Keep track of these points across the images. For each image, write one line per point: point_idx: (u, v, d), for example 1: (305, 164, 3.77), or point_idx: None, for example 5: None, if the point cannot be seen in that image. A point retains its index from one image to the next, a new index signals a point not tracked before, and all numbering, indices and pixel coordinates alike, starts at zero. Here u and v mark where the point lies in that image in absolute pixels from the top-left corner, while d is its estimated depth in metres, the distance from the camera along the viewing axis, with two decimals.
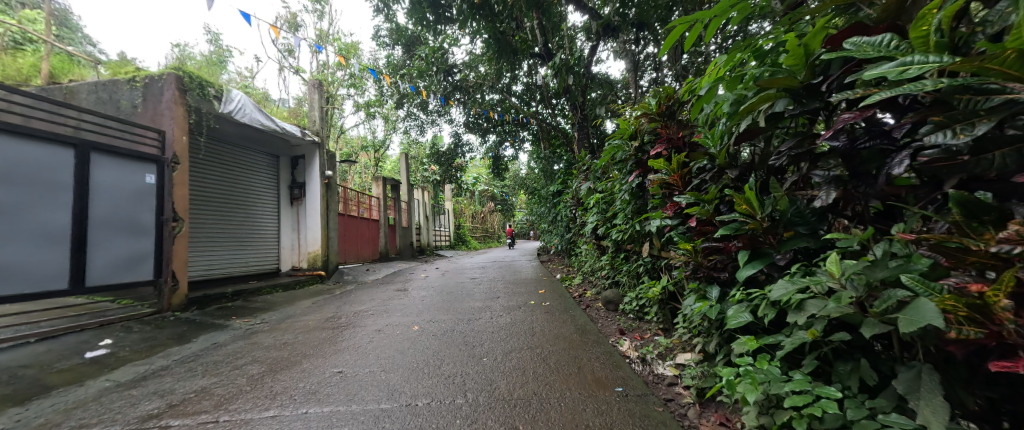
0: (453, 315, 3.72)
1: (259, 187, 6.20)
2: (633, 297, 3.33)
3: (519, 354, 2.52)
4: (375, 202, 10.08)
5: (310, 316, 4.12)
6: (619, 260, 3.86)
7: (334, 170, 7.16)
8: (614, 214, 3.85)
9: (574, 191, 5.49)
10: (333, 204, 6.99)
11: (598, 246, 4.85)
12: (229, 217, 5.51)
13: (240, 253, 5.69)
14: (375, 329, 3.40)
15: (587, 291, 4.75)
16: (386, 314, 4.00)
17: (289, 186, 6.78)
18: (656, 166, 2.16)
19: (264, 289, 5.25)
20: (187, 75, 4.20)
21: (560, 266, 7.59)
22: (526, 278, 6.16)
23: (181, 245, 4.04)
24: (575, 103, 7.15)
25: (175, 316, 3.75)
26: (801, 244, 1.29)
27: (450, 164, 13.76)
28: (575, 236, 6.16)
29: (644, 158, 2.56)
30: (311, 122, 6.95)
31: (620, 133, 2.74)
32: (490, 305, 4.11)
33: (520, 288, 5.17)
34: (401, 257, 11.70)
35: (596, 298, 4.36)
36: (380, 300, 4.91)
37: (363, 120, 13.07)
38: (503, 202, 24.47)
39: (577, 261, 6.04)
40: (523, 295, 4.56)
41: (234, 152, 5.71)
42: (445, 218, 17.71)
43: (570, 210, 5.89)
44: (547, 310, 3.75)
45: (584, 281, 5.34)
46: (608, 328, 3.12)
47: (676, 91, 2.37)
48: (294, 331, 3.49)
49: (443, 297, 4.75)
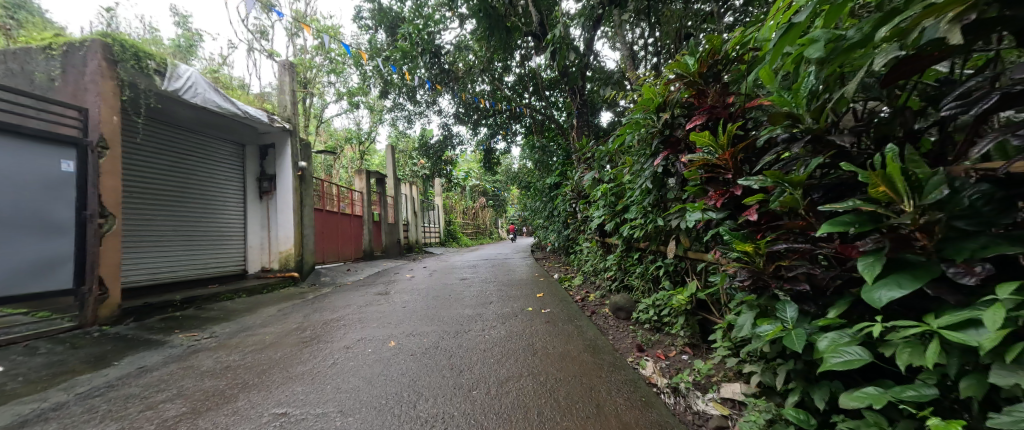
0: (438, 326, 3.17)
1: (221, 179, 5.53)
2: (649, 304, 2.84)
3: (519, 383, 1.99)
4: (358, 197, 9.43)
5: (270, 327, 3.53)
6: (629, 260, 3.38)
7: (309, 161, 6.52)
8: (625, 208, 3.34)
9: (576, 183, 4.95)
10: (308, 199, 6.41)
11: (604, 243, 4.35)
12: (181, 213, 4.83)
13: (195, 254, 5.02)
14: (343, 345, 2.83)
15: (591, 294, 4.25)
16: (360, 324, 3.43)
17: (258, 178, 6.11)
18: (699, 142, 1.68)
19: (223, 294, 4.62)
20: (118, 43, 3.52)
21: (556, 264, 7.10)
22: (521, 278, 5.64)
23: (112, 247, 3.39)
24: (573, 87, 6.60)
25: (101, 331, 3.12)
26: (987, 249, 0.79)
27: (439, 157, 13.12)
28: (575, 233, 5.65)
29: (674, 135, 2.04)
30: (280, 107, 6.23)
31: (644, 104, 2.18)
32: (481, 312, 3.57)
33: (515, 290, 4.65)
34: (387, 255, 11.07)
35: (601, 303, 3.87)
36: (357, 305, 4.34)
37: (346, 110, 12.29)
38: (494, 198, 23.95)
39: (576, 260, 5.54)
40: (519, 300, 4.05)
41: (190, 138, 5.02)
42: (435, 214, 17.08)
43: (570, 204, 5.38)
44: (548, 319, 3.24)
45: (585, 282, 4.85)
46: (623, 343, 2.63)
47: (723, 44, 1.83)
48: (246, 349, 2.90)
49: (428, 302, 4.20)
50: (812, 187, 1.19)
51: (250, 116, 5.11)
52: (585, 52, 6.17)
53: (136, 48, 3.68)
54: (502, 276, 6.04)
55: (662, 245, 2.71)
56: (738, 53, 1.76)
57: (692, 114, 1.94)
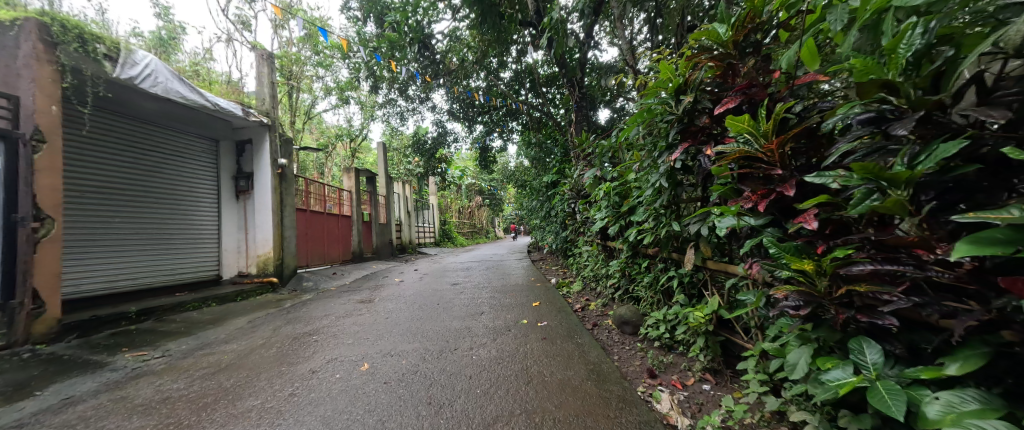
0: (421, 343, 2.81)
1: (193, 178, 5.13)
2: (659, 319, 2.50)
3: (508, 427, 1.63)
4: (347, 196, 9.02)
5: (233, 344, 3.14)
6: (635, 268, 3.04)
7: (290, 159, 6.12)
8: (632, 209, 2.99)
9: (576, 182, 4.59)
10: (289, 199, 6.04)
11: (607, 247, 3.99)
12: (144, 215, 4.44)
13: (161, 259, 4.62)
14: (308, 368, 2.45)
15: (592, 303, 3.90)
16: (334, 340, 3.06)
17: (234, 176, 5.71)
18: (735, 128, 1.32)
19: (190, 303, 4.22)
20: (58, 23, 3.13)
21: (554, 267, 6.75)
22: (516, 283, 5.29)
23: (51, 254, 2.98)
24: (572, 80, 6.23)
25: (32, 352, 2.72)
26: None
27: (433, 156, 12.73)
28: (574, 235, 5.29)
29: (697, 123, 1.68)
30: (257, 100, 5.80)
31: (659, 86, 1.82)
32: (471, 325, 3.21)
33: (510, 298, 4.29)
34: (379, 256, 10.66)
35: (603, 313, 3.51)
36: (337, 315, 3.97)
37: (336, 106, 11.86)
38: (492, 197, 23.56)
39: (575, 264, 5.18)
40: (513, 310, 3.70)
41: (154, 132, 4.62)
42: (430, 214, 16.67)
43: (569, 204, 5.02)
44: (545, 334, 2.88)
45: (585, 288, 4.50)
46: (631, 367, 2.27)
47: (766, 5, 1.46)
48: (197, 373, 2.52)
49: (414, 312, 3.84)
50: (922, 185, 0.85)
51: (222, 109, 4.71)
52: (584, 42, 5.80)
53: (80, 29, 3.27)
54: (496, 280, 5.68)
55: (677, 252, 2.36)
56: (784, 17, 1.40)
57: (721, 98, 1.59)
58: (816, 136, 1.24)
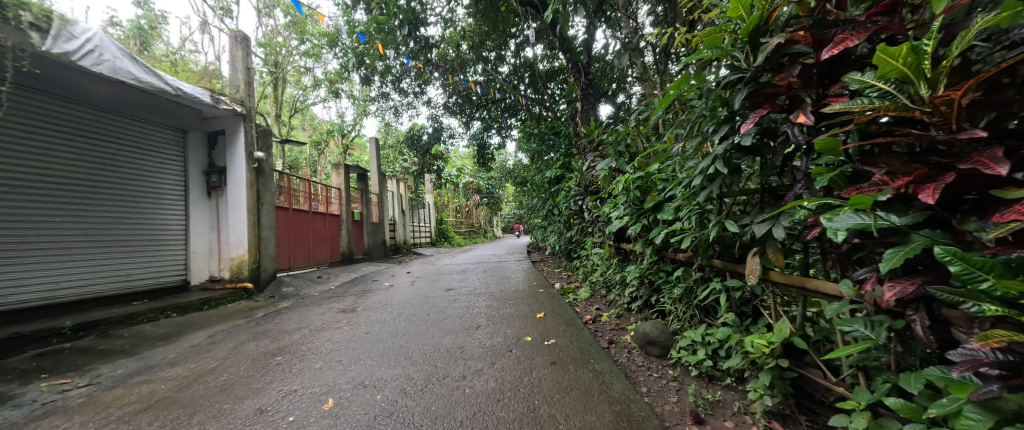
0: (403, 370, 2.29)
1: (157, 172, 4.62)
2: (697, 341, 2.04)
3: None
4: (336, 194, 8.48)
5: (180, 367, 2.63)
6: (662, 276, 2.53)
7: (268, 152, 5.58)
8: (657, 206, 2.51)
9: (585, 176, 4.10)
10: (268, 196, 5.52)
11: (621, 250, 3.50)
12: (93, 214, 3.94)
13: (113, 262, 4.09)
14: (256, 406, 1.93)
15: (604, 314, 3.42)
16: (301, 363, 2.55)
17: (205, 170, 5.19)
18: (885, 59, 0.83)
19: (144, 315, 3.69)
20: None
21: (557, 270, 6.27)
22: (517, 289, 4.81)
23: None
24: (577, 66, 5.73)
25: None
26: None
27: (429, 152, 12.27)
28: (581, 235, 4.82)
29: (777, 80, 1.19)
30: (229, 87, 5.24)
31: (716, 35, 1.34)
32: (464, 344, 2.70)
33: (510, 307, 3.80)
34: (371, 257, 10.13)
35: (619, 327, 3.03)
36: (311, 328, 3.45)
37: (328, 100, 11.34)
38: (489, 195, 23.00)
39: (583, 267, 4.70)
40: (515, 322, 3.21)
41: (105, 118, 4.09)
42: (426, 213, 16.18)
43: (575, 201, 4.53)
44: (555, 356, 2.40)
45: (594, 296, 4.03)
46: (668, 407, 1.79)
47: None
48: (117, 411, 2.00)
49: (401, 324, 3.35)
50: None
51: (183, 94, 4.18)
52: (591, 26, 5.34)
53: None
54: (495, 285, 5.20)
55: (729, 261, 1.86)
56: None
57: (823, 39, 1.09)
58: (1003, 87, 0.76)
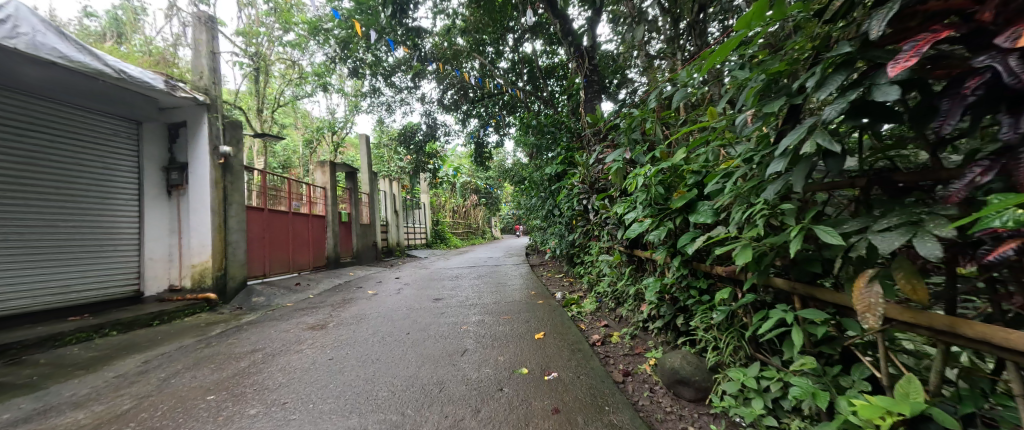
0: (357, 422, 1.74)
1: (105, 169, 4.09)
2: (751, 387, 1.50)
3: None
4: (321, 193, 7.90)
5: (83, 410, 2.07)
6: (693, 293, 1.99)
7: (237, 146, 5.02)
8: (689, 205, 1.97)
9: (591, 172, 3.55)
10: (237, 196, 4.98)
11: (634, 258, 2.95)
12: (16, 217, 3.41)
13: (41, 271, 3.54)
14: None
15: (615, 334, 2.89)
16: (233, 406, 2.00)
17: (164, 166, 4.64)
18: None
19: (71, 336, 3.16)
20: None
21: (559, 277, 5.75)
22: (514, 299, 4.26)
23: None
24: (579, 52, 5.20)
25: None
26: None
27: (423, 150, 11.72)
28: (585, 239, 4.29)
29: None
30: (192, 73, 4.70)
31: None
32: (445, 379, 2.16)
33: (505, 323, 3.26)
34: (362, 261, 9.58)
35: (635, 354, 2.49)
36: (266, 352, 2.89)
37: (317, 96, 10.78)
38: (488, 196, 22.43)
39: (588, 276, 4.16)
40: (509, 345, 2.68)
41: (33, 105, 3.56)
42: (421, 214, 15.60)
43: (579, 200, 3.97)
44: (558, 400, 1.85)
45: (602, 310, 3.49)
46: None
47: None
48: None
49: (373, 348, 2.81)
50: None
51: (127, 77, 3.65)
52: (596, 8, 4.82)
53: None
54: (489, 295, 4.67)
55: (801, 283, 1.34)
56: None
57: None
58: None
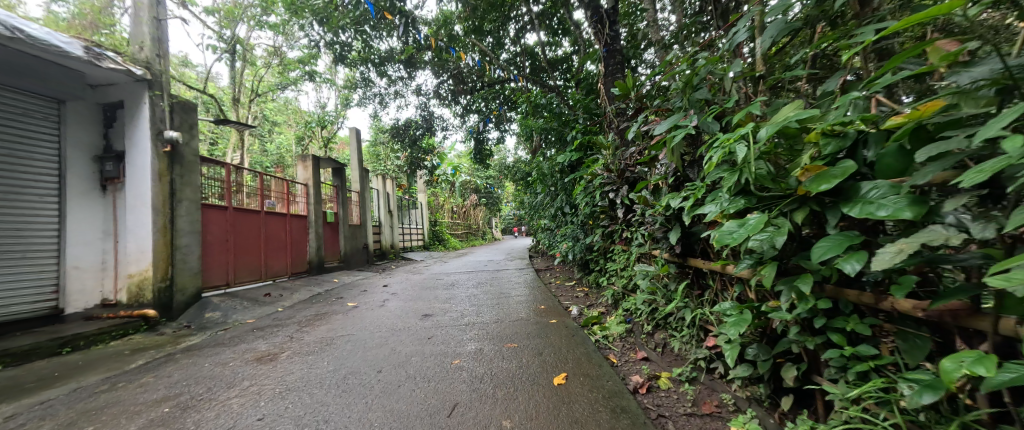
0: None
1: (14, 157, 3.29)
2: None
3: None
4: (302, 190, 7.10)
5: None
6: (834, 338, 1.15)
7: (188, 131, 4.21)
8: (833, 193, 1.15)
9: (621, 156, 2.75)
10: (189, 192, 4.17)
11: (688, 269, 2.16)
12: None
13: None
14: None
15: (664, 375, 2.09)
16: None
17: (99, 156, 3.86)
18: None
19: None
20: None
21: (570, 287, 4.93)
22: (520, 318, 3.44)
23: None
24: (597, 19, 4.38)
25: None
26: None
27: (419, 146, 10.88)
28: (609, 243, 3.46)
29: None
30: (131, 43, 3.91)
31: None
32: None
33: (510, 355, 2.47)
34: (351, 264, 8.79)
35: (705, 417, 1.67)
36: (178, 402, 2.07)
37: (304, 86, 9.95)
38: (489, 196, 21.47)
39: (612, 289, 3.34)
40: (518, 396, 1.88)
41: None
42: (417, 214, 14.79)
43: (603, 194, 3.17)
44: None
45: (636, 336, 2.68)
46: None
47: None
48: None
49: (326, 397, 1.99)
50: None
51: (25, 37, 2.84)
52: None
53: None
54: (489, 310, 3.87)
55: None
56: None
57: None
58: None
